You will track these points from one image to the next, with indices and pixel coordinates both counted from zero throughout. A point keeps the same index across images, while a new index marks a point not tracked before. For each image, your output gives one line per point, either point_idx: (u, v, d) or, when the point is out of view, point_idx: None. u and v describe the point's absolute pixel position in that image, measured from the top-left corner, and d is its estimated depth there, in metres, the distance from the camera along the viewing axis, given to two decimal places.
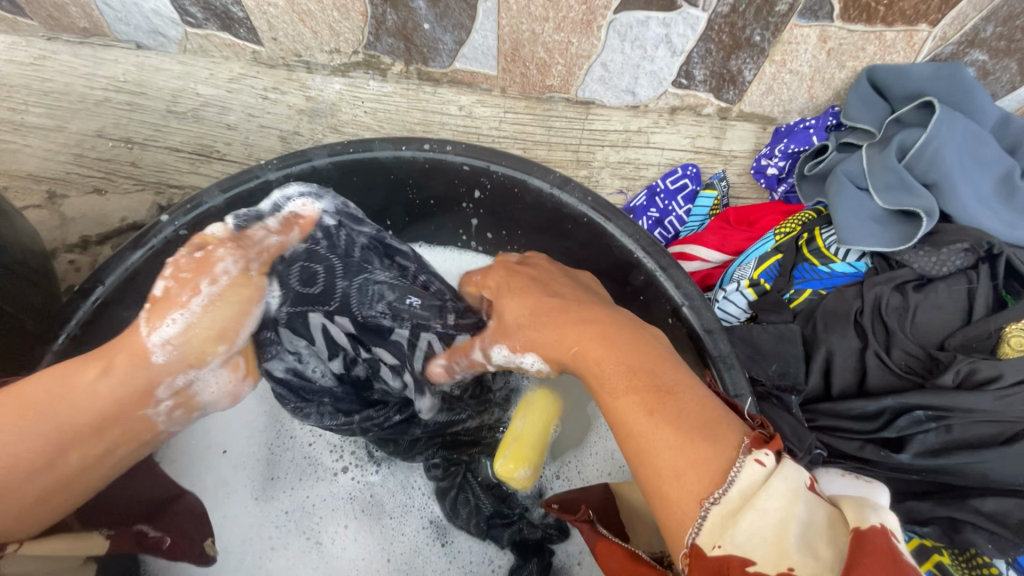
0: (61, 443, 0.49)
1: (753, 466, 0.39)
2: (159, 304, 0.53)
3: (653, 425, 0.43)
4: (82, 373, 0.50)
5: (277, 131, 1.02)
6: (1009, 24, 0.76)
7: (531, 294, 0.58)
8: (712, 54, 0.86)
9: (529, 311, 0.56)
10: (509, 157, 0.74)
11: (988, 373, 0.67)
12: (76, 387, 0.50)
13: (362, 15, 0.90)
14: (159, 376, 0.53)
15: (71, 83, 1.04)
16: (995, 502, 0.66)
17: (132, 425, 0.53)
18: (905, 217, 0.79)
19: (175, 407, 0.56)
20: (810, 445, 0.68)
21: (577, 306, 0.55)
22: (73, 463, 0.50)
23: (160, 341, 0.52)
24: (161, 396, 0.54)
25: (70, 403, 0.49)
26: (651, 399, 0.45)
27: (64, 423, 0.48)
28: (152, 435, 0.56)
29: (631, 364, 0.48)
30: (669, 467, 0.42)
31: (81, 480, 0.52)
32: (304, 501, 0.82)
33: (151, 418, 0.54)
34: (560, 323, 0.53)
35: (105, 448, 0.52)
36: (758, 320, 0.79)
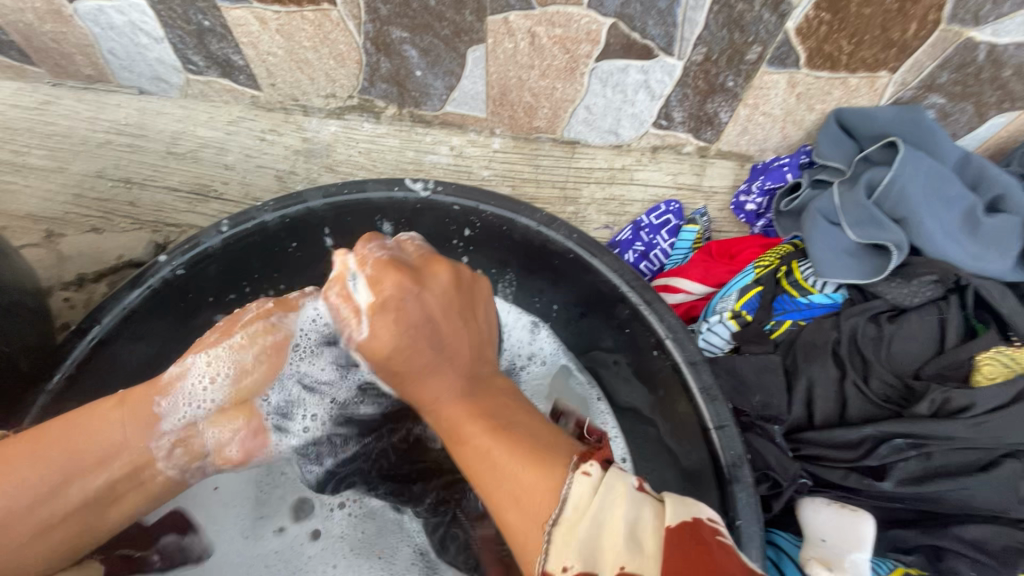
0: (64, 473, 0.56)
1: (581, 476, 0.44)
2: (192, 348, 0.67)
3: (497, 441, 0.50)
4: (99, 407, 0.60)
5: (273, 171, 1.05)
6: (962, 71, 0.81)
7: (409, 317, 0.59)
8: (689, 98, 0.91)
9: (406, 341, 0.58)
10: (497, 197, 0.77)
11: (961, 402, 0.69)
12: (92, 422, 0.59)
13: (358, 63, 0.95)
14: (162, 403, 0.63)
15: (74, 126, 1.08)
16: (976, 529, 0.66)
17: (135, 456, 0.61)
18: (877, 250, 0.82)
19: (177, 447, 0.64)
20: (794, 473, 0.70)
21: (436, 344, 0.59)
22: (74, 494, 0.57)
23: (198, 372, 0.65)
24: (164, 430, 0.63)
25: (84, 436, 0.58)
26: (473, 416, 0.54)
27: (74, 452, 0.57)
28: (152, 476, 0.63)
29: (470, 407, 0.55)
30: (514, 468, 0.47)
31: (75, 488, 0.57)
32: (293, 540, 0.81)
33: (152, 451, 0.62)
34: (422, 361, 0.58)
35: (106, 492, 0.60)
36: (740, 351, 0.82)
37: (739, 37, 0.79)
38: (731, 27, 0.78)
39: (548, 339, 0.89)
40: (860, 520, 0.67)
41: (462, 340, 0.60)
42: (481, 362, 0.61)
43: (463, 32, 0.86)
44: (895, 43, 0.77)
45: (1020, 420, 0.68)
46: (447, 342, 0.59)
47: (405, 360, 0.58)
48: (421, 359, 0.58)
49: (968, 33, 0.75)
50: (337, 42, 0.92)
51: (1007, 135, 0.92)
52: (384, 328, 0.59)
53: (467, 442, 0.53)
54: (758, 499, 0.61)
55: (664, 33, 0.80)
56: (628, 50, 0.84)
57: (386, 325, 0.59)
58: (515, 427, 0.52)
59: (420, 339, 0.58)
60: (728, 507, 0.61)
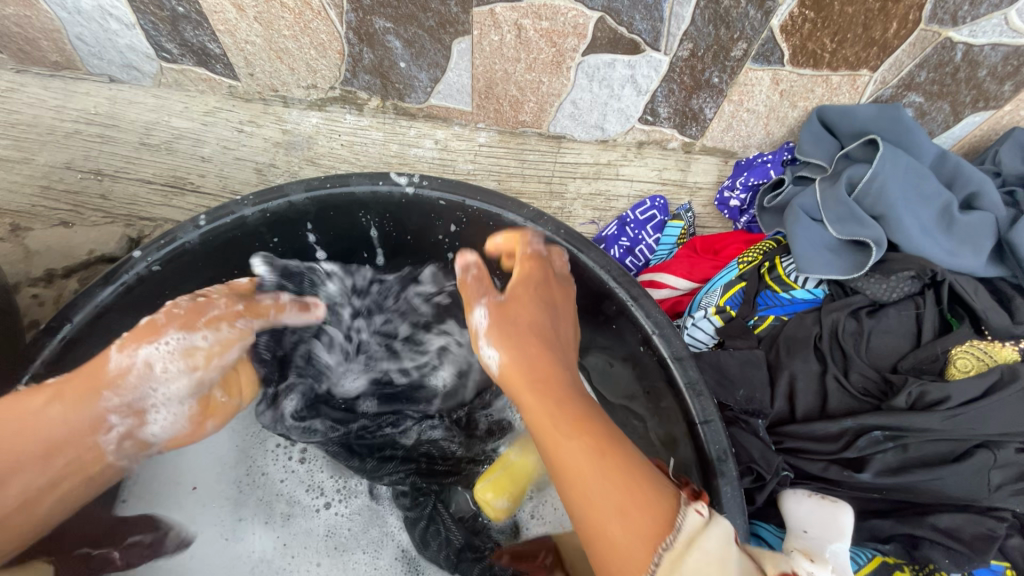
0: (6, 470, 0.55)
1: (694, 514, 0.49)
2: (150, 335, 0.62)
3: (606, 461, 0.52)
4: (33, 402, 0.56)
5: (252, 164, 1.02)
6: (940, 70, 0.82)
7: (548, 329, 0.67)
8: (674, 94, 0.91)
9: (528, 329, 0.66)
10: (483, 192, 0.76)
11: (937, 395, 0.71)
12: (23, 412, 0.56)
13: (340, 53, 0.93)
14: (109, 398, 0.60)
15: (39, 115, 1.03)
16: (950, 518, 0.68)
17: (82, 450, 0.60)
18: (857, 245, 0.84)
19: (124, 438, 0.63)
20: (777, 467, 0.71)
21: (549, 346, 0.65)
22: (13, 492, 0.56)
23: (170, 349, 0.63)
24: (114, 421, 0.61)
25: (17, 430, 0.55)
26: (584, 424, 0.55)
27: (8, 451, 0.55)
28: (97, 465, 0.62)
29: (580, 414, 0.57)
30: (606, 487, 0.50)
31: (14, 485, 0.56)
32: (275, 541, 0.81)
33: (100, 444, 0.61)
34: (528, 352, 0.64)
35: (52, 475, 0.58)
36: (725, 346, 0.83)
37: (725, 32, 0.79)
38: (718, 23, 0.78)
39: None
40: (840, 511, 0.67)
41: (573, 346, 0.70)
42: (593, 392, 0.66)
43: (448, 23, 0.84)
44: (876, 42, 0.78)
45: (993, 413, 0.70)
46: (561, 346, 0.66)
47: (524, 346, 0.64)
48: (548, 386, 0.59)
49: (946, 33, 0.76)
50: (318, 31, 0.90)
51: (981, 134, 0.94)
52: (530, 317, 0.67)
53: (563, 443, 0.54)
54: (742, 492, 0.61)
55: (651, 27, 0.80)
56: (615, 44, 0.83)
57: (524, 309, 0.68)
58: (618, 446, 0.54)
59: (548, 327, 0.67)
60: (713, 502, 0.62)
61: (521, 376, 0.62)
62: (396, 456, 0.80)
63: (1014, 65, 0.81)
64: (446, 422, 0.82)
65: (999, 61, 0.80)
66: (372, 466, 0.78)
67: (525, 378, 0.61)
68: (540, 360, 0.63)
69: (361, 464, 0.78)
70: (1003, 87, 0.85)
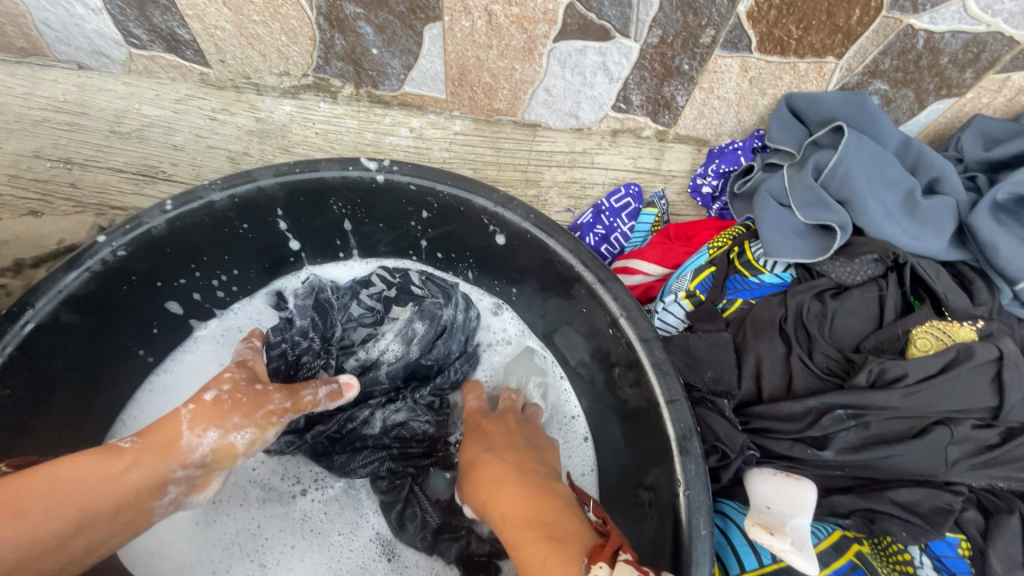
0: (76, 528, 0.55)
1: None
2: (233, 424, 0.64)
3: (548, 553, 0.56)
4: (115, 462, 0.58)
5: (225, 152, 1.01)
6: (903, 57, 0.84)
7: (496, 447, 0.71)
8: (646, 81, 0.92)
9: (474, 462, 0.70)
10: (453, 177, 0.76)
11: (895, 372, 0.73)
12: (106, 474, 0.57)
13: (311, 39, 0.93)
14: (176, 469, 0.61)
15: (6, 102, 1.01)
16: (909, 493, 0.70)
17: (140, 514, 0.60)
18: (823, 230, 0.85)
19: (174, 503, 0.63)
20: (741, 445, 0.72)
21: (498, 465, 0.67)
22: (76, 548, 0.55)
23: (240, 439, 0.65)
24: (172, 490, 0.62)
25: (98, 489, 0.56)
26: (534, 521, 0.60)
27: (86, 508, 0.55)
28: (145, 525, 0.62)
29: (527, 517, 0.60)
30: None
31: (81, 541, 0.55)
32: (249, 525, 0.80)
33: (156, 508, 0.61)
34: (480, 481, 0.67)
35: (110, 532, 0.58)
36: (694, 330, 0.84)
37: (692, 20, 0.80)
38: (685, 10, 0.79)
39: (511, 320, 0.91)
40: (801, 488, 0.68)
41: (542, 450, 0.73)
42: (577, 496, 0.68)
43: (419, 9, 0.84)
44: (840, 29, 0.80)
45: (949, 390, 0.72)
46: (527, 454, 0.70)
47: (488, 451, 0.70)
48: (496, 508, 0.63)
49: (907, 20, 0.78)
50: (288, 16, 0.89)
51: (944, 121, 0.96)
52: (483, 448, 0.71)
53: (523, 549, 0.58)
54: (706, 468, 0.63)
55: (620, 14, 0.80)
56: (585, 31, 0.84)
57: (470, 445, 0.73)
58: (563, 535, 0.58)
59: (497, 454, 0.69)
60: (676, 479, 0.63)
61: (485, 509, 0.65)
62: (366, 446, 0.81)
63: (975, 52, 0.82)
64: (410, 403, 0.83)
65: (960, 48, 0.82)
66: (341, 463, 0.80)
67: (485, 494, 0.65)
68: (496, 471, 0.67)
69: (331, 462, 0.80)
70: (964, 74, 0.86)
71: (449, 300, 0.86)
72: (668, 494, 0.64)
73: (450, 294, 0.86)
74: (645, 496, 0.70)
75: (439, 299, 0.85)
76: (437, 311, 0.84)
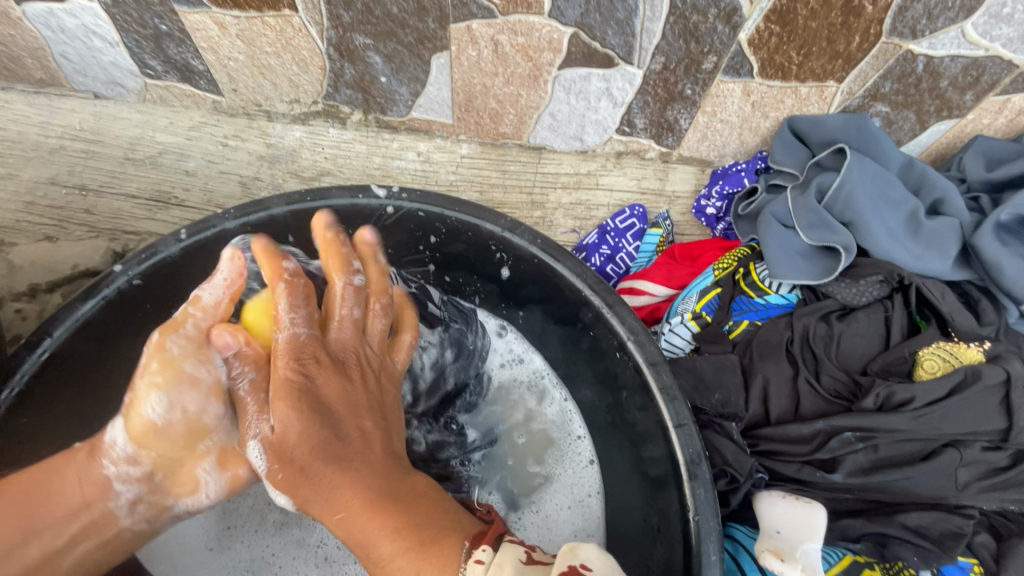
0: (24, 532, 0.57)
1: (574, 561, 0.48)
2: (130, 406, 0.61)
3: (400, 550, 0.50)
4: (63, 472, 0.61)
5: (237, 177, 1.03)
6: (903, 81, 0.85)
7: (302, 419, 0.56)
8: (649, 105, 0.93)
9: (292, 435, 0.56)
10: (461, 203, 0.78)
11: (903, 396, 0.73)
12: (50, 480, 0.60)
13: (321, 69, 0.95)
14: (109, 465, 0.61)
15: (24, 131, 1.04)
16: (919, 517, 0.70)
17: (96, 517, 0.61)
18: (827, 251, 0.86)
19: (137, 502, 0.63)
20: (751, 469, 0.72)
21: (330, 441, 0.56)
22: (33, 552, 0.58)
23: (153, 414, 0.61)
24: (119, 489, 0.62)
25: (43, 495, 0.59)
26: (381, 506, 0.53)
27: (30, 515, 0.58)
28: (112, 530, 0.63)
29: (372, 502, 0.53)
30: None
31: (37, 544, 0.58)
32: (263, 551, 0.80)
33: (112, 510, 0.62)
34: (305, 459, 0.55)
35: (66, 540, 0.59)
36: (701, 351, 0.85)
37: (694, 47, 0.81)
38: (687, 38, 0.80)
39: (516, 340, 0.92)
40: (812, 511, 0.69)
41: (362, 379, 0.62)
42: (392, 431, 0.62)
43: (427, 39, 0.87)
44: (840, 54, 0.81)
45: (958, 412, 0.72)
46: (336, 406, 0.58)
47: (298, 417, 0.56)
48: (330, 490, 0.54)
49: (906, 45, 0.79)
50: (300, 48, 0.91)
51: (947, 141, 0.97)
52: (287, 413, 0.57)
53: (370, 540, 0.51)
54: (716, 494, 0.63)
55: (623, 42, 0.82)
56: (589, 58, 0.85)
57: (289, 410, 0.57)
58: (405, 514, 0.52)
59: (312, 423, 0.56)
60: (686, 506, 0.63)
61: (307, 491, 0.55)
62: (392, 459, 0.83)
63: (974, 75, 0.84)
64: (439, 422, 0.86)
65: (959, 71, 0.83)
66: None
67: (325, 476, 0.55)
68: (303, 456, 0.56)
69: None
70: (965, 96, 0.87)
71: (477, 327, 0.90)
72: (678, 520, 0.64)
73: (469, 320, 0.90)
74: (654, 520, 0.70)
75: (461, 325, 0.89)
76: (466, 337, 0.88)
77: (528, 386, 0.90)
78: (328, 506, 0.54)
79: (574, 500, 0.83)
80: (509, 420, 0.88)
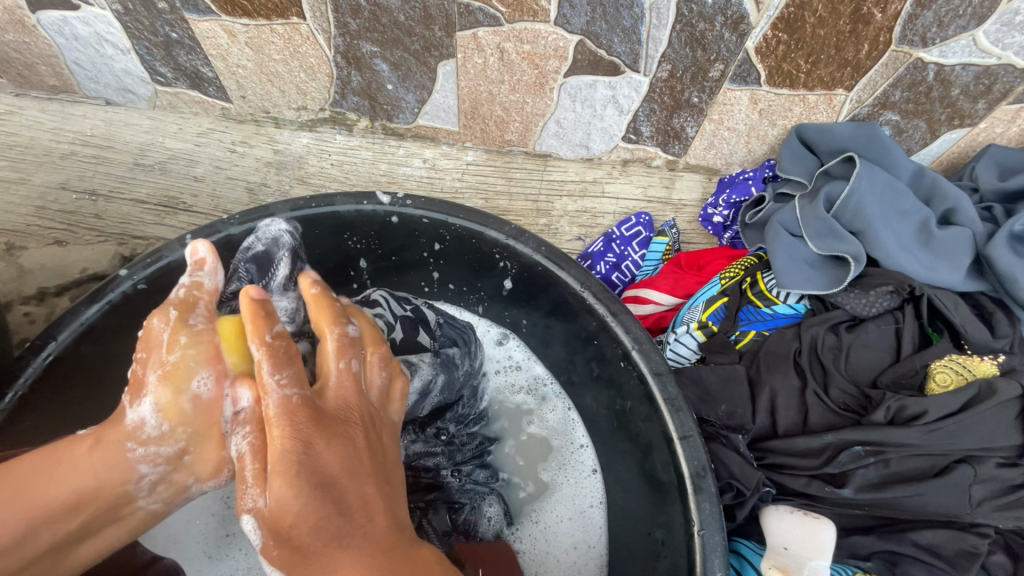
0: (31, 524, 0.47)
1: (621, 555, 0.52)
2: (173, 373, 0.51)
3: None
4: (71, 451, 0.50)
5: (244, 183, 1.04)
6: (914, 89, 0.84)
7: (299, 497, 0.44)
8: (656, 113, 0.93)
9: (288, 518, 0.44)
10: (465, 210, 0.77)
11: (915, 409, 0.71)
12: (59, 460, 0.49)
13: (329, 76, 0.96)
14: (136, 447, 0.50)
15: (37, 137, 1.05)
16: (932, 534, 0.68)
17: (113, 502, 0.50)
18: (836, 261, 0.85)
19: (160, 482, 0.52)
20: (757, 483, 0.71)
21: (332, 524, 0.44)
22: (43, 541, 0.48)
23: (201, 389, 0.52)
24: (145, 470, 0.51)
25: (47, 479, 0.48)
26: None
27: (34, 502, 0.47)
28: (134, 511, 0.52)
29: None
30: None
31: (50, 533, 0.48)
32: (259, 558, 0.80)
33: (135, 493, 0.51)
34: (302, 547, 0.44)
35: (80, 527, 0.49)
36: (707, 362, 0.83)
37: (701, 55, 0.81)
38: (694, 46, 0.80)
39: (518, 348, 0.91)
40: (822, 529, 0.69)
41: (365, 444, 0.50)
42: (397, 498, 0.50)
43: (433, 47, 0.87)
44: (849, 62, 0.80)
45: (972, 427, 0.70)
46: (340, 479, 0.46)
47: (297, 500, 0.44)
48: None
49: (916, 54, 0.78)
50: (307, 55, 0.92)
51: (958, 150, 0.96)
52: (283, 492, 0.44)
53: None
54: (721, 508, 0.61)
55: (629, 50, 0.82)
56: (596, 66, 0.85)
57: (282, 491, 0.44)
58: None
59: (309, 505, 0.44)
60: (689, 519, 0.62)
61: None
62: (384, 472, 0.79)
63: (986, 84, 0.82)
64: (425, 436, 0.80)
65: (971, 80, 0.82)
66: None
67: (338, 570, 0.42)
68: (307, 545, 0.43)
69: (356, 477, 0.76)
70: (976, 105, 0.86)
71: (474, 345, 0.86)
72: (682, 534, 0.63)
73: (465, 341, 0.84)
74: (657, 535, 0.69)
75: (455, 348, 0.82)
76: (457, 364, 0.81)
77: (527, 391, 0.89)
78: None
79: (575, 512, 0.82)
80: (510, 427, 0.87)
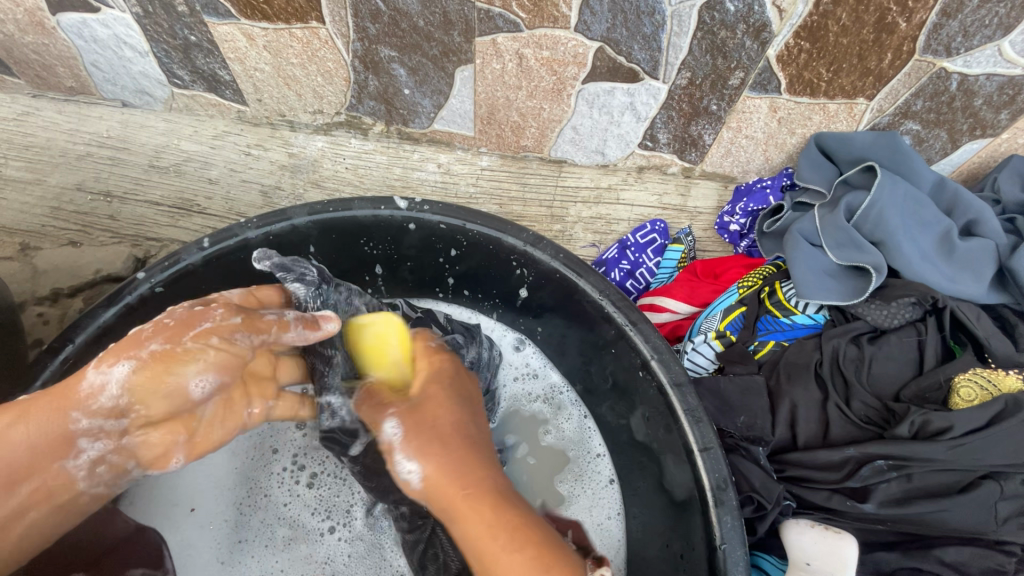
0: None
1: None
2: (169, 358, 0.53)
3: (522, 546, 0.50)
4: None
5: (258, 186, 1.04)
6: (936, 99, 0.83)
7: (454, 409, 0.60)
8: (673, 120, 0.92)
9: (442, 421, 0.58)
10: (482, 216, 0.77)
11: (940, 424, 0.70)
12: None
13: (346, 81, 0.95)
14: (81, 421, 0.53)
15: (53, 138, 1.06)
16: (956, 551, 0.67)
17: (47, 478, 0.54)
18: (857, 272, 0.84)
19: (97, 461, 0.56)
20: (778, 496, 0.70)
21: (473, 435, 0.58)
22: None
23: (197, 387, 0.55)
24: (84, 445, 0.54)
25: None
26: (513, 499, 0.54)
27: None
28: (66, 489, 0.56)
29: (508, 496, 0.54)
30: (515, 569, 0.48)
31: None
32: (271, 565, 0.79)
33: (68, 470, 0.55)
34: (444, 442, 0.56)
35: (17, 499, 0.53)
36: (725, 371, 0.83)
37: (722, 62, 0.80)
38: (715, 53, 0.79)
39: (534, 354, 0.91)
40: (843, 543, 0.67)
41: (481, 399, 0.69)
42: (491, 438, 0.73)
43: (452, 52, 0.87)
44: (871, 72, 0.79)
45: (997, 443, 0.69)
46: (474, 407, 0.63)
47: (452, 456, 0.55)
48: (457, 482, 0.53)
49: (940, 63, 0.77)
50: (325, 59, 0.92)
51: (979, 161, 0.95)
52: (440, 403, 0.60)
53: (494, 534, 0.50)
54: (742, 522, 0.61)
55: (649, 57, 0.81)
56: (615, 73, 0.85)
57: (440, 403, 0.60)
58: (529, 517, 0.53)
59: (458, 416, 0.59)
60: (711, 534, 0.61)
61: (438, 476, 0.54)
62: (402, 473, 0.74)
63: (1010, 95, 0.81)
64: None
65: (995, 90, 0.81)
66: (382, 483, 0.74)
67: (477, 507, 0.52)
68: (456, 492, 0.53)
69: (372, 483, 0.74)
70: (999, 115, 0.85)
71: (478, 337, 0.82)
72: (703, 548, 0.62)
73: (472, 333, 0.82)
74: (676, 547, 0.68)
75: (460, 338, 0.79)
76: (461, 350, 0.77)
77: (544, 400, 0.89)
78: (480, 535, 0.51)
79: (593, 525, 0.80)
80: (526, 436, 0.86)
